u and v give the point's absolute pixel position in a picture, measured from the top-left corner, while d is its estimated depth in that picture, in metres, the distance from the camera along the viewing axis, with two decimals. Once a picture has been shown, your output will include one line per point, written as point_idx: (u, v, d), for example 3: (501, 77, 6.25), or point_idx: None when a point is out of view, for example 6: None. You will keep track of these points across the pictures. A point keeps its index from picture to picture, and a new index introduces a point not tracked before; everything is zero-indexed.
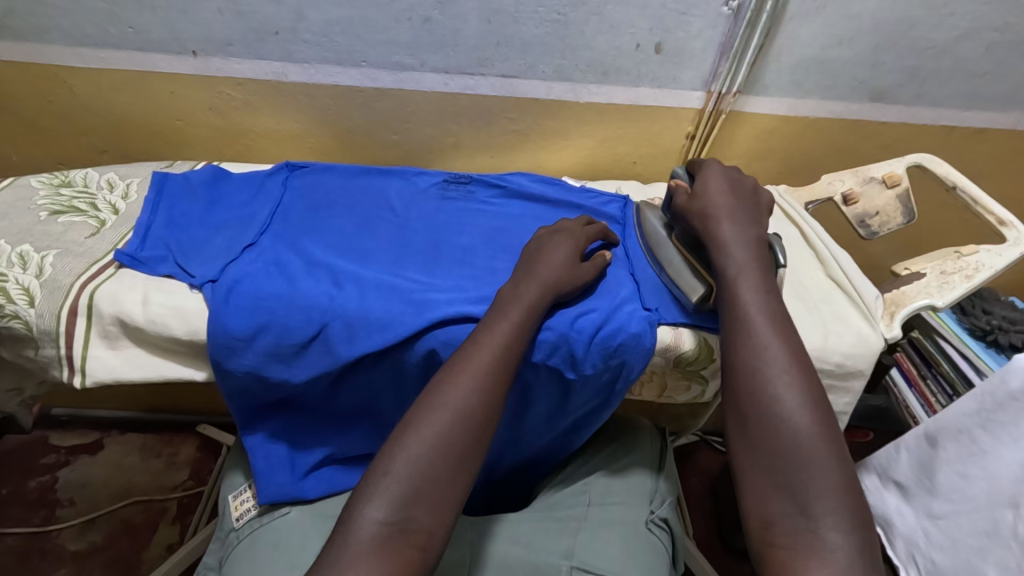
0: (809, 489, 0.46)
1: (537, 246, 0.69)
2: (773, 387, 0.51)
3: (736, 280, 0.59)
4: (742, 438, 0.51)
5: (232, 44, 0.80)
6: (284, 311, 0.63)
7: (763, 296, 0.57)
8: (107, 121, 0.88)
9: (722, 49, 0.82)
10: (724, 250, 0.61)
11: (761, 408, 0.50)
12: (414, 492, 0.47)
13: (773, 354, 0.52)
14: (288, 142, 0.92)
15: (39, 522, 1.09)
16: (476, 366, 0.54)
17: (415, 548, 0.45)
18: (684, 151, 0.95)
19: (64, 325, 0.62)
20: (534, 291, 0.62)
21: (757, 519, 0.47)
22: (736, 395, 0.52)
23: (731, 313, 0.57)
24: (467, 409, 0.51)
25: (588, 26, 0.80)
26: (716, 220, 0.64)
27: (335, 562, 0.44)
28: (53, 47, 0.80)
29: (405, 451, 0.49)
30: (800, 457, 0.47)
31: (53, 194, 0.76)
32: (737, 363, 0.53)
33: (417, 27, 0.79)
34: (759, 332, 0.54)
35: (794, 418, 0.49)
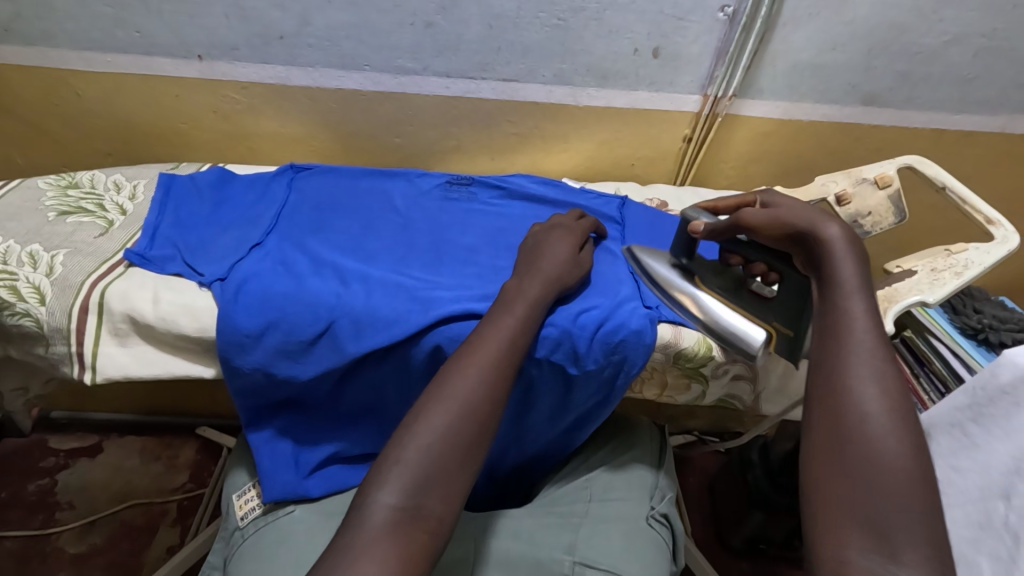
0: (909, 542, 0.36)
1: (538, 244, 0.71)
2: (876, 415, 0.41)
3: (843, 290, 0.47)
4: (831, 469, 0.40)
5: (237, 48, 0.81)
6: (292, 309, 0.64)
7: (872, 314, 0.46)
8: (111, 124, 0.90)
9: (718, 53, 0.84)
10: (828, 250, 0.50)
11: (863, 437, 0.40)
12: (423, 479, 0.48)
13: (881, 376, 0.43)
14: (292, 145, 0.94)
15: (39, 525, 1.09)
16: (484, 357, 0.55)
17: (426, 533, 0.46)
18: (682, 153, 0.98)
19: (75, 323, 0.63)
20: (538, 287, 0.64)
21: (835, 571, 0.37)
22: (828, 417, 0.42)
23: (834, 326, 0.46)
24: (476, 402, 0.52)
25: (587, 31, 0.82)
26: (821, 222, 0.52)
27: (347, 545, 0.44)
28: (59, 51, 0.81)
29: (416, 439, 0.50)
30: (898, 502, 0.37)
31: (61, 195, 0.77)
32: (838, 382, 0.43)
33: (420, 32, 0.81)
34: (864, 349, 0.44)
35: (900, 457, 0.39)
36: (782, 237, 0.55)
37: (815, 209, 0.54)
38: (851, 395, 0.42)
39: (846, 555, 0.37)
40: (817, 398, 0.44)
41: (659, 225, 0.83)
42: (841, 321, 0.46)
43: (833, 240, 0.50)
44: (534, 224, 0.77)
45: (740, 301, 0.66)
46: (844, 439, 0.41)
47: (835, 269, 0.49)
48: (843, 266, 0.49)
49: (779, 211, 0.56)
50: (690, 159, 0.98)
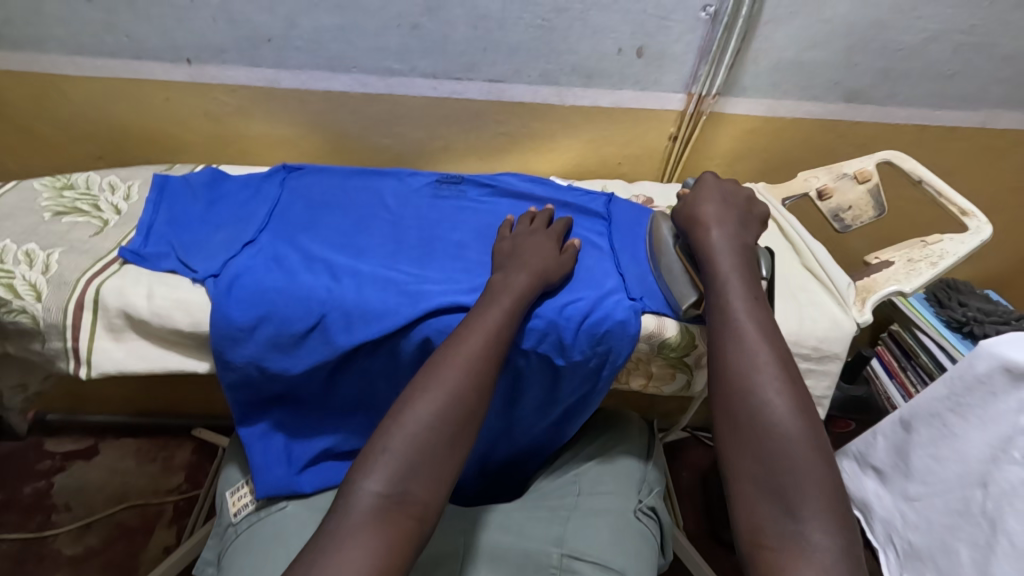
0: (797, 490, 0.47)
1: (520, 241, 0.73)
2: (761, 393, 0.52)
3: (725, 288, 0.61)
4: (733, 445, 0.52)
5: (226, 51, 0.83)
6: (284, 303, 0.66)
7: (750, 304, 0.59)
8: (103, 128, 0.91)
9: (701, 52, 0.86)
10: (713, 255, 0.64)
11: (751, 413, 0.52)
12: (409, 467, 0.49)
13: (760, 359, 0.54)
14: (284, 147, 0.95)
15: (35, 527, 1.10)
16: (469, 349, 0.56)
17: (411, 519, 0.48)
18: (668, 151, 0.99)
19: (71, 318, 0.64)
20: (524, 279, 0.65)
21: (748, 526, 0.48)
22: (727, 403, 0.53)
23: (722, 323, 0.58)
24: (461, 392, 0.54)
25: (571, 31, 0.84)
26: (705, 226, 0.67)
27: (335, 532, 0.46)
28: (50, 55, 0.82)
29: (404, 428, 0.51)
30: (786, 460, 0.49)
31: (56, 196, 0.78)
32: (732, 371, 0.55)
33: (406, 34, 0.82)
34: (744, 337, 0.56)
35: (781, 421, 0.50)
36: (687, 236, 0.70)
37: (703, 214, 0.68)
38: (740, 379, 0.54)
39: (752, 510, 0.48)
40: (716, 386, 0.56)
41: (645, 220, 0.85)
42: (723, 313, 0.59)
43: (714, 245, 0.65)
44: (503, 221, 0.78)
45: (699, 267, 0.70)
46: (737, 415, 0.53)
47: (717, 272, 0.62)
48: (723, 267, 0.63)
49: (687, 216, 0.70)
50: (676, 157, 1.00)
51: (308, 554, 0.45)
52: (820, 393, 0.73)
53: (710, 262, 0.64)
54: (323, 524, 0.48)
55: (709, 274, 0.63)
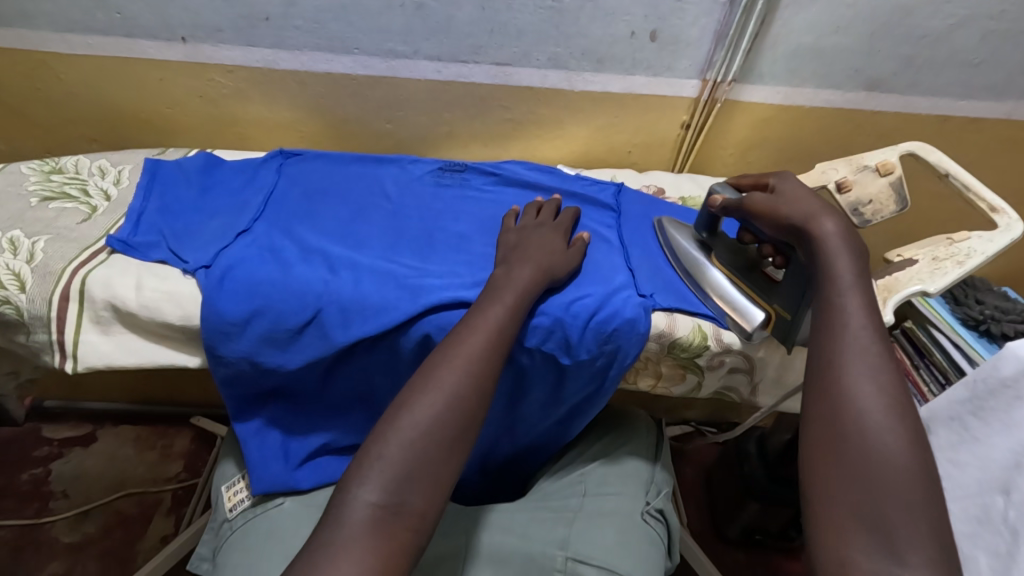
0: (903, 525, 0.40)
1: (526, 235, 0.70)
2: (872, 412, 0.45)
3: (841, 292, 0.53)
4: (828, 461, 0.45)
5: (221, 30, 0.79)
6: (279, 296, 0.63)
7: (869, 315, 0.51)
8: (94, 109, 0.87)
9: (717, 36, 0.82)
10: (833, 255, 0.55)
11: (859, 431, 0.45)
12: (406, 475, 0.47)
13: (878, 378, 0.47)
14: (281, 131, 0.92)
15: (32, 514, 1.09)
16: (467, 353, 0.53)
17: (407, 530, 0.46)
18: (679, 140, 0.96)
19: (55, 311, 0.61)
20: (528, 276, 0.62)
21: (832, 555, 0.41)
22: (830, 416, 0.46)
23: (832, 328, 0.51)
24: (460, 396, 0.51)
25: (582, 13, 0.79)
26: (820, 220, 0.58)
27: (326, 544, 0.44)
28: (37, 32, 0.79)
29: (402, 432, 0.48)
30: (890, 488, 0.42)
31: (45, 180, 0.75)
32: (840, 381, 0.48)
33: (409, 14, 0.79)
34: (859, 349, 0.49)
35: (894, 450, 0.43)
36: (785, 231, 0.61)
37: (817, 208, 0.59)
38: (847, 392, 0.47)
39: (841, 537, 0.41)
40: (815, 395, 0.49)
41: (656, 212, 0.81)
42: (838, 319, 0.51)
43: (830, 242, 0.56)
44: (506, 214, 0.75)
45: (751, 281, 0.67)
46: (841, 434, 0.45)
47: (834, 274, 0.54)
48: (844, 269, 0.54)
49: (785, 210, 0.61)
50: (688, 147, 0.96)
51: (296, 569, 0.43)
52: None
53: (826, 261, 0.55)
54: (315, 531, 0.45)
55: (821, 275, 0.55)
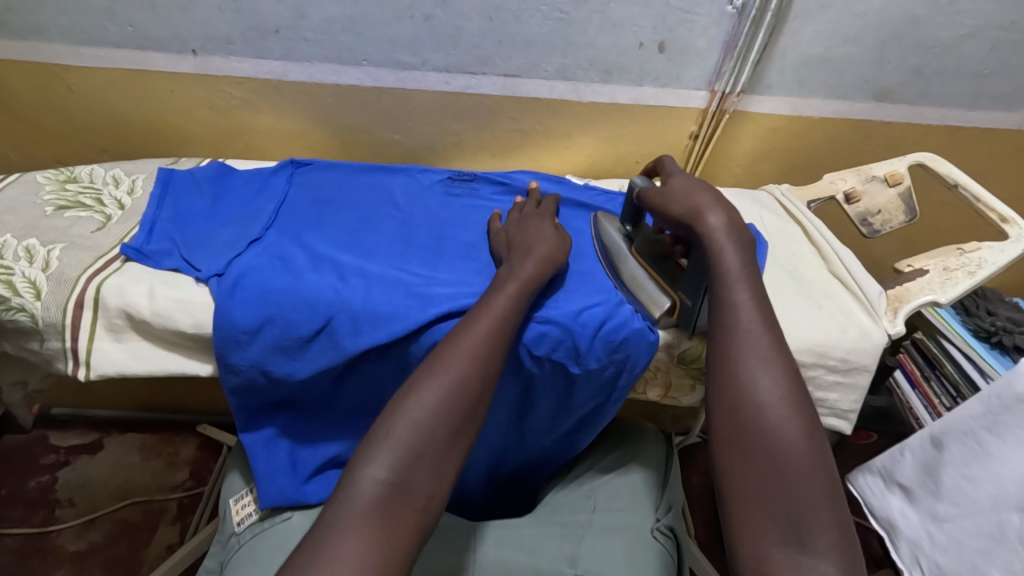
0: (809, 515, 0.42)
1: (519, 228, 0.71)
2: (771, 408, 0.47)
3: (731, 288, 0.54)
4: (736, 461, 0.46)
5: (233, 42, 0.80)
6: (290, 304, 0.63)
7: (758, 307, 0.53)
8: (107, 120, 0.88)
9: (725, 47, 0.83)
10: (718, 248, 0.56)
11: (759, 427, 0.46)
12: (415, 457, 0.47)
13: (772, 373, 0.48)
14: (292, 141, 0.92)
15: (38, 522, 1.09)
16: (471, 343, 0.54)
17: (414, 511, 0.45)
18: (687, 151, 0.96)
19: (70, 318, 0.62)
20: (532, 267, 0.63)
21: (749, 554, 0.42)
22: (733, 417, 0.48)
23: (727, 326, 0.52)
24: (464, 384, 0.51)
25: (591, 24, 0.80)
26: (705, 214, 0.59)
27: (332, 523, 0.43)
28: (53, 45, 0.80)
29: (408, 415, 0.48)
30: (795, 482, 0.43)
31: (59, 190, 0.76)
32: (740, 378, 0.49)
33: (419, 25, 0.79)
34: (752, 344, 0.50)
35: (793, 442, 0.45)
36: (679, 225, 0.61)
37: (702, 201, 0.60)
38: (743, 388, 0.48)
39: (755, 535, 0.42)
40: (717, 399, 0.49)
41: None
42: (731, 316, 0.52)
43: (716, 235, 0.57)
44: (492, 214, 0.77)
45: (661, 270, 0.67)
46: (746, 433, 0.46)
47: (725, 271, 0.55)
48: (729, 262, 0.55)
49: (677, 205, 0.61)
50: (696, 157, 0.97)
51: (303, 548, 0.42)
52: (847, 407, 0.70)
53: (714, 255, 0.56)
54: (321, 511, 0.45)
55: (712, 271, 0.56)
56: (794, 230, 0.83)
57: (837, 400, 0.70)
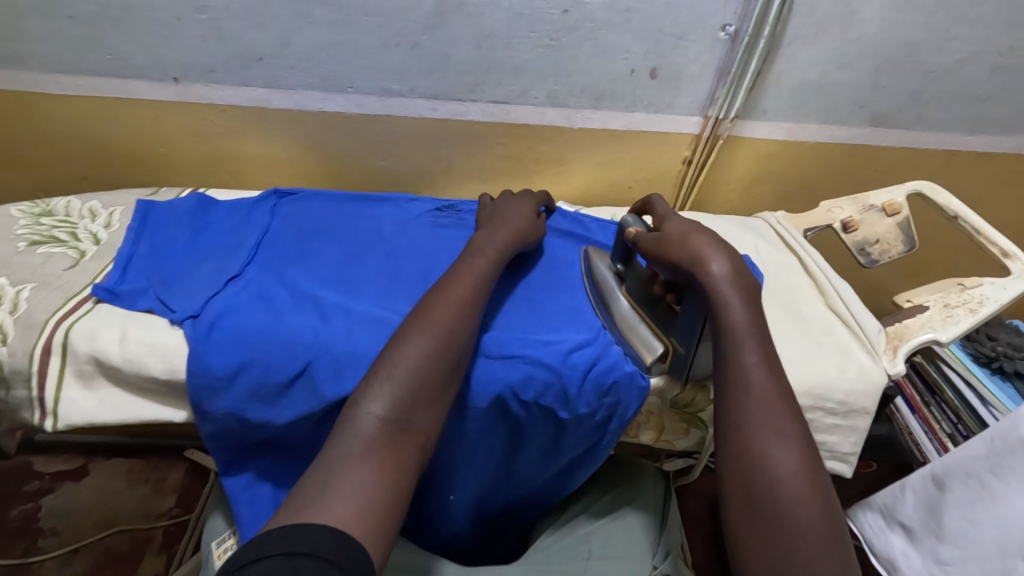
0: None
1: (500, 205, 0.76)
2: (785, 481, 0.44)
3: (741, 346, 0.50)
4: (750, 540, 0.43)
5: (214, 70, 0.78)
6: (268, 348, 0.61)
7: (769, 366, 0.49)
8: (86, 148, 0.86)
9: (719, 73, 0.81)
10: (722, 301, 0.52)
11: (774, 503, 0.43)
12: (414, 396, 0.50)
13: (788, 442, 0.45)
14: (276, 168, 0.90)
15: (19, 554, 1.03)
16: (457, 296, 0.58)
17: (414, 446, 0.48)
18: (681, 176, 0.94)
19: (37, 365, 0.60)
20: (505, 236, 0.68)
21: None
22: (744, 489, 0.45)
23: (735, 388, 0.49)
24: (452, 331, 0.55)
25: (581, 51, 0.78)
26: (706, 263, 0.54)
27: (338, 457, 0.45)
28: (28, 74, 0.78)
29: (405, 360, 0.51)
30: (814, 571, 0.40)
31: (34, 224, 0.74)
32: (750, 444, 0.46)
33: (405, 53, 0.77)
34: (765, 408, 0.47)
35: (811, 521, 0.42)
36: (678, 271, 0.57)
37: (704, 245, 0.55)
38: (758, 460, 0.45)
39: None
40: (729, 468, 0.46)
41: None
42: (739, 379, 0.49)
43: (721, 287, 0.52)
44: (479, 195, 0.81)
45: (654, 313, 0.64)
46: (760, 507, 0.43)
47: (733, 325, 0.51)
48: (736, 317, 0.51)
49: (678, 254, 0.57)
50: (690, 183, 0.95)
51: (312, 480, 0.43)
52: (846, 449, 0.68)
53: (716, 309, 0.52)
54: (324, 450, 0.46)
55: (718, 326, 0.52)
56: (791, 260, 0.81)
57: (836, 442, 0.68)
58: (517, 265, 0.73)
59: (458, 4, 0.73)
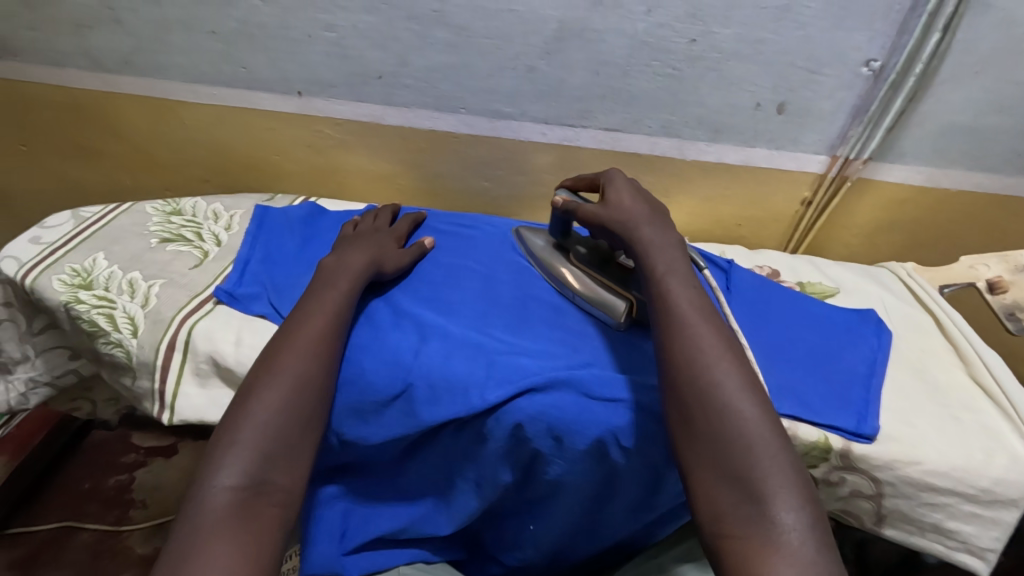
0: (761, 475, 0.45)
1: (354, 238, 0.73)
2: (712, 370, 0.49)
3: (662, 280, 0.56)
4: (686, 436, 0.48)
5: (335, 85, 0.81)
6: (369, 366, 0.61)
7: (692, 289, 0.55)
8: (211, 153, 0.91)
9: (855, 111, 0.75)
10: (650, 252, 0.58)
11: (706, 401, 0.48)
12: (267, 455, 0.50)
13: (711, 344, 0.51)
14: (381, 183, 0.92)
15: (113, 520, 1.02)
16: (307, 337, 0.58)
17: (275, 506, 0.49)
18: (797, 217, 0.88)
19: (161, 359, 0.64)
20: (359, 261, 0.68)
21: (713, 518, 0.45)
22: (673, 386, 0.50)
23: (662, 309, 0.55)
24: (304, 378, 0.55)
25: (704, 82, 0.75)
26: (637, 224, 0.60)
27: (189, 538, 0.45)
28: (169, 83, 0.83)
29: (252, 421, 0.52)
30: (747, 445, 0.46)
31: (165, 221, 0.79)
32: (678, 354, 0.51)
33: (520, 77, 0.77)
34: (695, 320, 0.53)
35: (738, 406, 0.48)
36: (614, 236, 0.62)
37: (639, 211, 0.62)
38: (701, 369, 0.50)
39: (712, 496, 0.45)
40: (668, 381, 0.51)
41: (771, 295, 0.72)
42: (666, 300, 0.55)
43: (650, 244, 0.59)
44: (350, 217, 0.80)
45: (606, 273, 0.69)
46: (694, 409, 0.49)
47: (655, 265, 0.57)
48: (658, 261, 0.57)
49: (613, 219, 0.62)
50: (807, 224, 0.89)
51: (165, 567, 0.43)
52: (986, 544, 0.59)
53: (644, 259, 0.58)
54: (169, 538, 0.45)
55: (645, 267, 0.58)
56: (923, 318, 0.73)
57: (973, 534, 0.60)
58: (375, 289, 0.70)
59: (580, 29, 0.72)
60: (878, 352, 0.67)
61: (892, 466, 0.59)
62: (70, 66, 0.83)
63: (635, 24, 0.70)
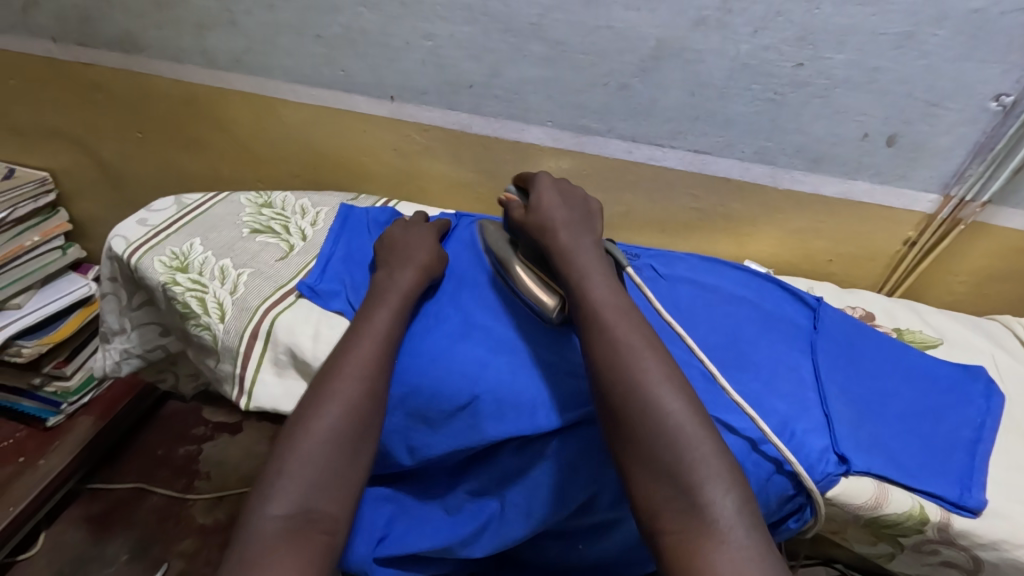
0: (692, 465, 0.46)
1: (400, 238, 0.74)
2: (636, 366, 0.51)
3: (584, 282, 0.59)
4: (617, 435, 0.49)
5: (427, 93, 0.82)
6: (434, 375, 0.61)
7: (609, 287, 0.58)
8: (302, 150, 0.95)
9: (976, 148, 0.69)
10: (570, 256, 0.61)
11: (635, 398, 0.49)
12: (314, 484, 0.51)
13: (634, 342, 0.53)
14: (460, 189, 0.93)
15: (179, 488, 1.08)
16: (357, 360, 0.58)
17: (323, 533, 0.49)
18: (898, 257, 0.82)
19: (244, 346, 0.67)
20: (409, 275, 0.68)
21: (650, 513, 0.46)
22: (600, 388, 0.51)
23: (586, 310, 0.56)
24: (354, 406, 0.55)
25: (807, 109, 0.71)
26: (557, 229, 0.64)
27: (242, 564, 0.46)
28: (273, 82, 0.88)
29: (301, 448, 0.52)
30: (676, 437, 0.47)
31: (256, 213, 0.83)
32: (605, 354, 0.52)
33: (612, 93, 0.76)
34: (617, 320, 0.55)
35: (665, 401, 0.49)
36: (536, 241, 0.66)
37: (558, 217, 0.66)
38: (627, 368, 0.51)
39: (649, 492, 0.46)
40: (596, 382, 0.52)
41: (863, 340, 0.67)
42: (588, 302, 0.57)
43: (568, 248, 0.62)
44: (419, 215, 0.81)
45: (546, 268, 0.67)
46: (622, 407, 0.50)
47: (578, 268, 0.60)
48: (580, 265, 0.60)
49: (537, 221, 0.66)
50: (908, 266, 0.82)
51: None
52: None
53: (568, 263, 0.61)
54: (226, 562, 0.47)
55: (567, 270, 0.61)
56: None
57: None
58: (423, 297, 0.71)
59: (679, 49, 0.70)
60: (985, 417, 0.60)
61: (998, 546, 0.53)
62: (187, 62, 0.89)
63: (739, 46, 0.68)
